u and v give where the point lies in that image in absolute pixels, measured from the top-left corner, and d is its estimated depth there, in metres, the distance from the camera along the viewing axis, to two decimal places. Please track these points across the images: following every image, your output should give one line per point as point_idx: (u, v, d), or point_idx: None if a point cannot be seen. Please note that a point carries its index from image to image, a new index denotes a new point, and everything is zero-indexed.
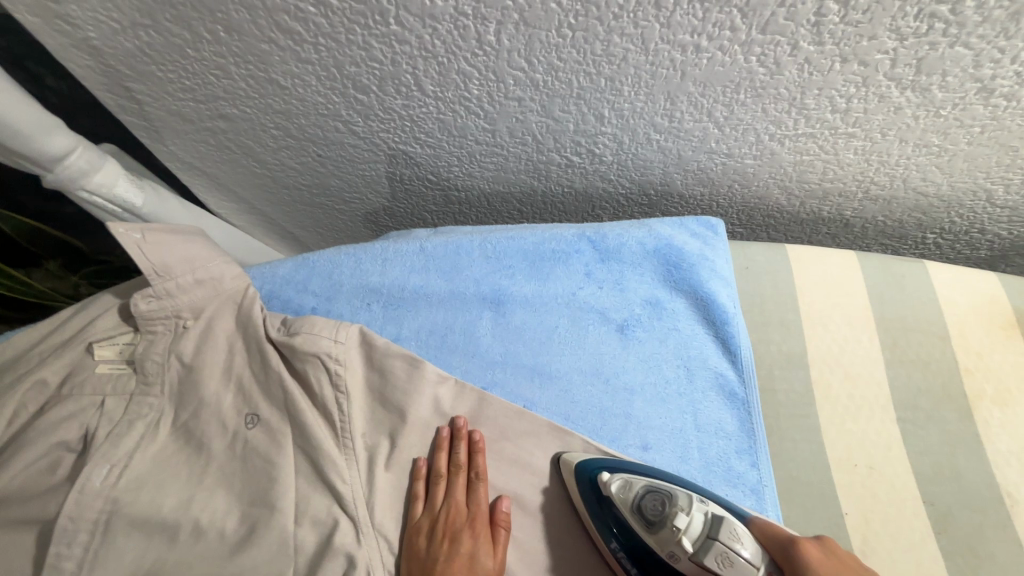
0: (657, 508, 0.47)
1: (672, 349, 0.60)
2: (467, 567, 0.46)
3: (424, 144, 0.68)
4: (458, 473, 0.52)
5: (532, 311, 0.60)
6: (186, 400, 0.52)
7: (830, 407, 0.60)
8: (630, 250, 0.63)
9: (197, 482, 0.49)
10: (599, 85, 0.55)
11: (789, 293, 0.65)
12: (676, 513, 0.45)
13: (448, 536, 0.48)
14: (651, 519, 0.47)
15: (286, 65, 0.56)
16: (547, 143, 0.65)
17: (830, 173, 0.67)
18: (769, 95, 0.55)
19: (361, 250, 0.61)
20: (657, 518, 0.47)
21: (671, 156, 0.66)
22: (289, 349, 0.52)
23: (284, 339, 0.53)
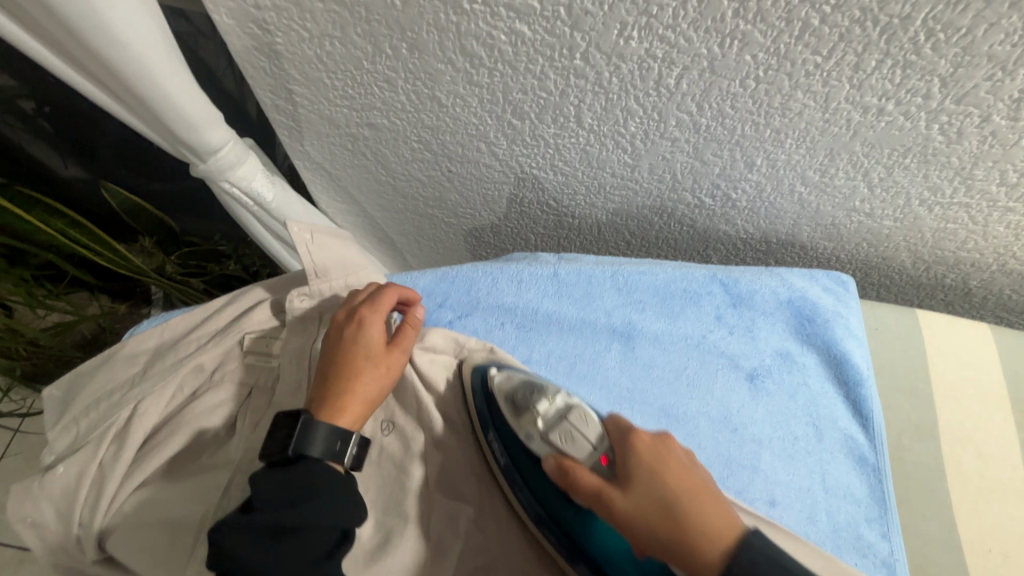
0: (527, 396, 0.51)
1: (801, 404, 0.59)
2: (365, 358, 0.50)
3: (558, 172, 0.68)
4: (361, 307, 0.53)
5: (661, 349, 0.60)
6: None
7: (962, 485, 0.58)
8: (762, 298, 0.63)
9: None
10: (762, 135, 0.55)
11: (919, 362, 0.64)
12: (538, 402, 0.50)
13: (345, 331, 0.51)
14: (519, 405, 0.51)
15: (453, 86, 0.58)
16: (684, 183, 0.66)
17: (970, 244, 0.65)
18: (936, 163, 0.54)
19: (497, 269, 0.62)
20: (525, 404, 0.50)
21: (808, 209, 0.65)
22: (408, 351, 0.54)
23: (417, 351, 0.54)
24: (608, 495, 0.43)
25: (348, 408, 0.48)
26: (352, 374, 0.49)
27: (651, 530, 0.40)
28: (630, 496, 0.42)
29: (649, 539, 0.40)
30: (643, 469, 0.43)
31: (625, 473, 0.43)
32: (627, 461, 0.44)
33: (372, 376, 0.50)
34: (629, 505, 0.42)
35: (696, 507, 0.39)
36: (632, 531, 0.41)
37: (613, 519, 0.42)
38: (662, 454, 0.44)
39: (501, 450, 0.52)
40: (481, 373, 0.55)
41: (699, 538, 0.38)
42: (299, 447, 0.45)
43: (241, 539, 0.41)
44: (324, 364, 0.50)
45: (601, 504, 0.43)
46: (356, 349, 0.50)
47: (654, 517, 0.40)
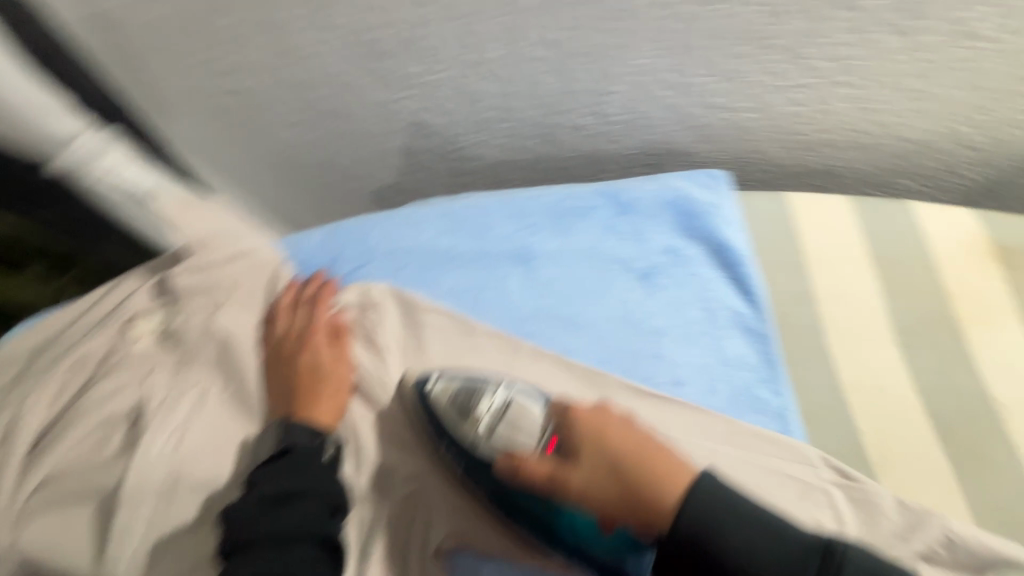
0: (467, 402, 0.51)
1: (693, 292, 0.63)
2: (313, 372, 0.51)
3: (440, 112, 0.68)
4: (292, 329, 0.54)
5: (559, 265, 0.63)
6: (232, 370, 0.52)
7: (839, 337, 0.65)
8: (645, 203, 0.66)
9: (256, 446, 0.49)
10: (614, 42, 0.59)
11: (791, 237, 0.70)
12: (478, 407, 0.51)
13: (287, 356, 0.53)
14: (460, 411, 0.51)
15: (305, 32, 0.58)
16: (559, 106, 0.68)
17: (821, 124, 0.72)
18: (767, 46, 0.60)
19: (389, 217, 0.62)
20: (465, 410, 0.51)
21: (677, 113, 0.69)
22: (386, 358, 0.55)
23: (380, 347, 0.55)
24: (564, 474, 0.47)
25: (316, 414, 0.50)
26: (313, 388, 0.51)
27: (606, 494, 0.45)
28: (581, 472, 0.47)
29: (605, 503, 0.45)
30: (592, 446, 0.47)
31: (574, 450, 0.47)
32: (573, 438, 0.48)
33: (328, 384, 0.52)
34: (583, 479, 0.46)
35: (644, 465, 0.45)
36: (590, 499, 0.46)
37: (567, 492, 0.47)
38: (605, 424, 0.48)
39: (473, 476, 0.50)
40: (419, 386, 0.53)
41: (656, 492, 0.44)
42: (287, 440, 0.47)
43: (248, 513, 0.42)
44: (282, 385, 0.51)
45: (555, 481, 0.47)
46: (305, 369, 0.51)
47: (608, 503, 0.45)
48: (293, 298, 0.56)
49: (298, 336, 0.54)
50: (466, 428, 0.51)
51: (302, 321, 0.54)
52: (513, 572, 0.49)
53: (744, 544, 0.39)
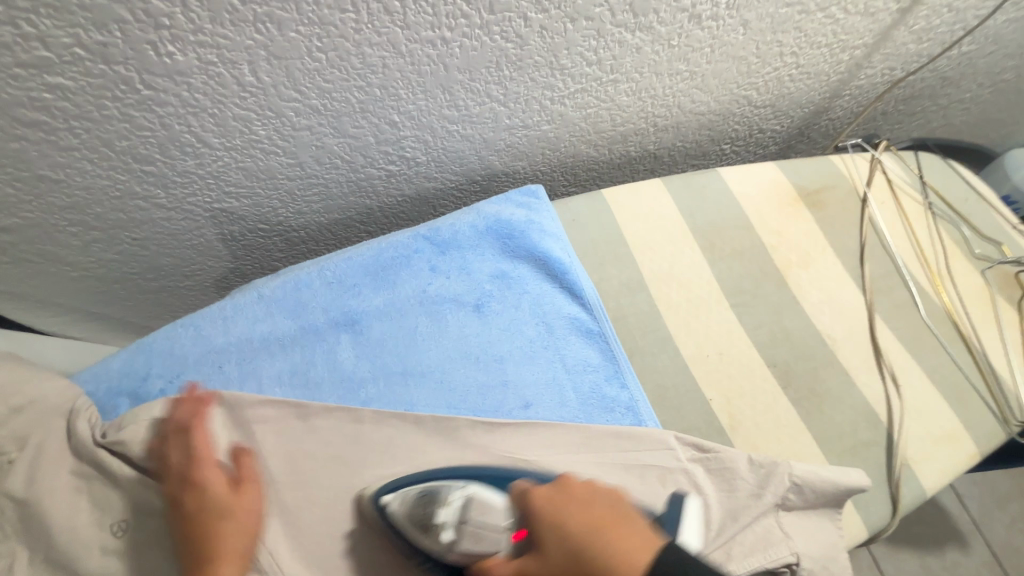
0: (423, 511, 0.49)
1: (527, 310, 0.65)
2: (210, 514, 0.48)
3: (238, 197, 0.67)
4: (177, 468, 0.49)
5: (388, 319, 0.62)
6: (36, 535, 0.48)
7: (675, 314, 0.68)
8: (464, 235, 0.67)
9: None
10: (377, 95, 0.59)
11: (615, 230, 0.72)
12: (438, 514, 0.49)
13: (175, 502, 0.48)
14: (422, 527, 0.49)
15: (49, 158, 0.55)
16: (358, 161, 0.68)
17: (617, 118, 0.76)
18: (528, 65, 0.62)
19: (198, 318, 0.60)
20: (428, 525, 0.49)
21: (476, 141, 0.71)
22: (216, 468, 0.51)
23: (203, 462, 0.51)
24: (531, 572, 0.42)
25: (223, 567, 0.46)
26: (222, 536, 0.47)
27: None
28: (543, 561, 0.41)
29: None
30: (552, 532, 0.42)
31: (539, 539, 0.42)
32: (535, 527, 0.43)
33: (231, 527, 0.48)
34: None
35: (606, 540, 0.40)
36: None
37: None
38: (565, 502, 0.44)
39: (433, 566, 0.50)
40: (376, 501, 0.51)
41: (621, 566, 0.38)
42: None
43: None
44: (183, 536, 0.47)
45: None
46: (197, 512, 0.47)
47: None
48: (239, 431, 0.53)
49: (178, 475, 0.49)
50: (429, 538, 0.49)
51: (112, 460, 0.50)
52: None
53: None
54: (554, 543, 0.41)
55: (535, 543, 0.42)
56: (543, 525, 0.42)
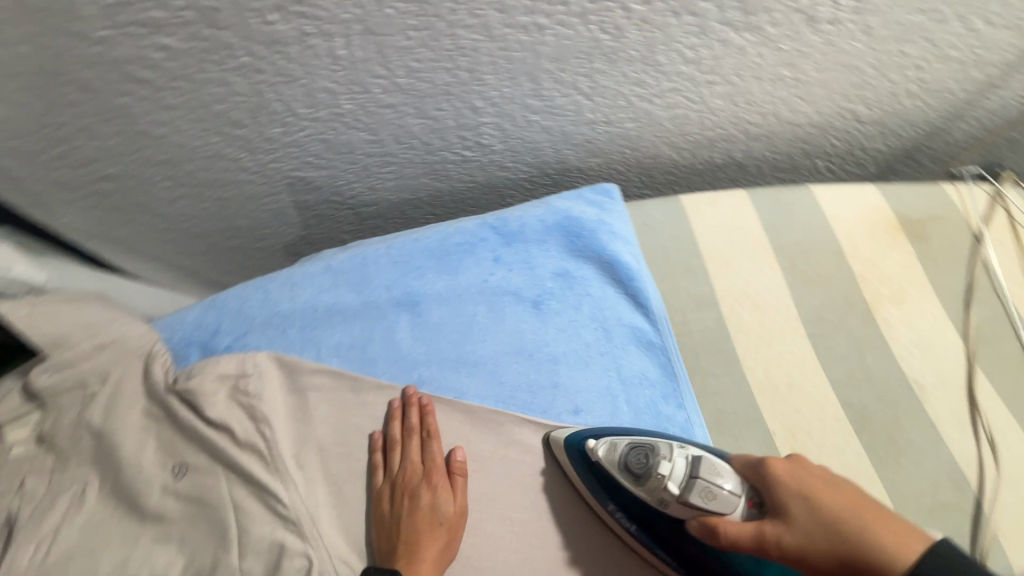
0: (642, 462, 0.49)
1: (587, 313, 0.62)
2: (430, 497, 0.51)
3: (316, 167, 0.69)
4: (409, 439, 0.54)
5: (447, 305, 0.62)
6: (106, 466, 0.51)
7: (745, 337, 0.63)
8: (532, 228, 0.66)
9: (134, 539, 0.49)
10: (463, 79, 0.58)
11: (689, 240, 0.69)
12: (659, 465, 0.48)
13: (417, 480, 0.52)
14: (638, 472, 0.50)
15: (152, 114, 0.58)
16: (434, 143, 0.67)
17: (707, 122, 0.71)
18: (621, 59, 0.59)
19: (268, 281, 0.62)
20: (644, 471, 0.49)
21: (555, 133, 0.69)
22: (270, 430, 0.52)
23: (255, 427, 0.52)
24: (774, 535, 0.43)
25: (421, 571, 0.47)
26: (414, 542, 0.48)
27: (827, 558, 0.42)
28: (792, 529, 0.43)
29: (832, 571, 0.41)
30: (801, 503, 0.44)
31: (783, 508, 0.44)
32: (774, 496, 0.45)
33: (438, 536, 0.49)
34: (798, 540, 0.42)
35: (864, 523, 0.42)
36: (811, 566, 0.42)
37: (782, 557, 0.43)
38: (808, 478, 0.45)
39: (627, 518, 0.52)
40: (580, 446, 0.54)
41: (880, 554, 0.40)
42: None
43: None
44: (392, 515, 0.51)
45: (770, 546, 0.43)
46: (416, 491, 0.51)
47: (822, 552, 0.42)
48: (400, 433, 0.55)
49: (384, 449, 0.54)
50: (643, 487, 0.49)
51: (180, 406, 0.53)
52: None
53: None
54: (800, 515, 0.43)
55: (784, 510, 0.44)
56: (789, 494, 0.44)
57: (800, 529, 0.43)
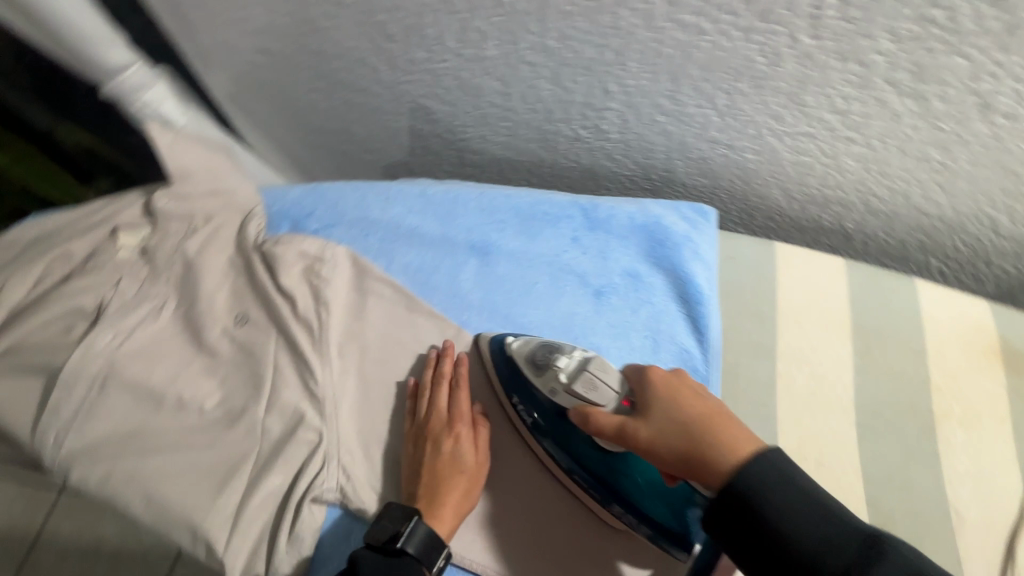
0: (543, 354, 0.54)
1: (643, 319, 0.63)
2: (455, 444, 0.53)
3: (442, 101, 0.72)
4: (437, 389, 0.56)
5: (516, 264, 0.64)
6: (185, 293, 0.58)
7: (790, 400, 0.62)
8: (619, 222, 0.66)
9: (188, 362, 0.55)
10: (606, 59, 0.59)
11: (770, 288, 0.67)
12: (557, 359, 0.53)
13: (440, 427, 0.54)
14: (539, 364, 0.54)
15: (322, 7, 0.63)
16: (556, 113, 0.69)
17: (830, 180, 0.68)
18: (768, 87, 0.57)
19: (366, 187, 0.66)
20: (543, 362, 0.54)
21: (673, 140, 0.68)
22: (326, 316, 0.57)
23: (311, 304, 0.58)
24: (633, 427, 0.47)
25: (438, 514, 0.49)
26: (436, 483, 0.51)
27: (675, 450, 0.45)
28: (649, 422, 0.47)
29: (675, 461, 0.45)
30: (661, 401, 0.48)
31: (647, 407, 0.48)
32: (647, 397, 0.49)
33: (460, 483, 0.51)
34: (656, 432, 0.46)
35: (713, 425, 0.44)
36: (663, 458, 0.46)
37: (638, 446, 0.47)
38: (679, 387, 0.48)
39: (563, 458, 0.53)
40: (499, 346, 0.58)
41: (710, 449, 0.43)
42: (404, 540, 0.45)
43: None
44: (417, 458, 0.53)
45: (629, 437, 0.48)
46: (439, 437, 0.53)
47: (671, 443, 0.45)
48: (430, 377, 0.57)
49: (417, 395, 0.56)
50: (540, 378, 0.53)
51: (261, 266, 0.59)
52: None
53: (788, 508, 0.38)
54: (665, 415, 0.47)
55: (648, 409, 0.48)
56: (659, 395, 0.48)
57: (657, 423, 0.47)
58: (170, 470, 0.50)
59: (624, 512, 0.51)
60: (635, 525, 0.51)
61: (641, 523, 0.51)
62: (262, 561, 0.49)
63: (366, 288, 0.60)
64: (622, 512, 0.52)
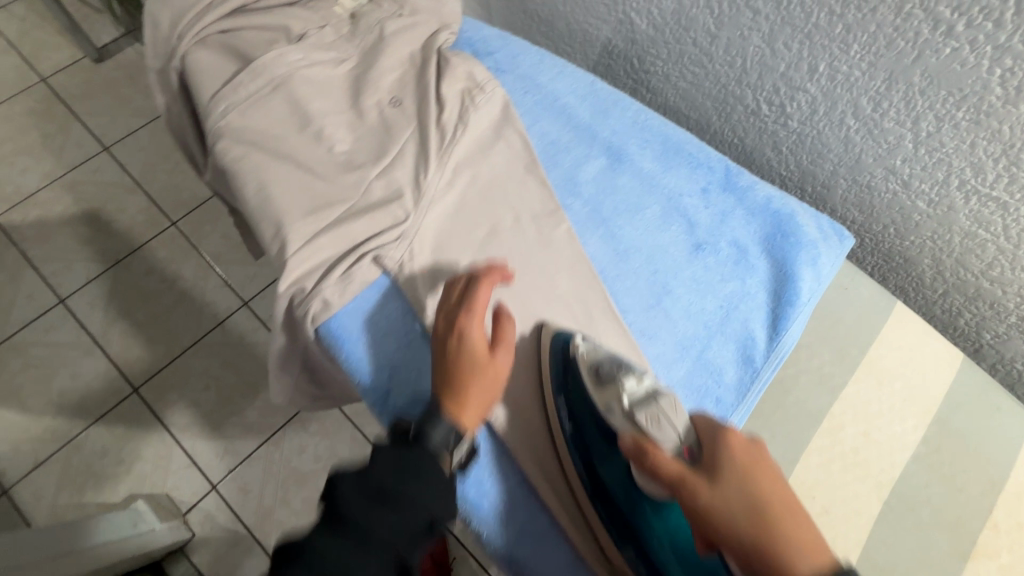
0: (613, 370, 0.49)
1: (727, 290, 0.61)
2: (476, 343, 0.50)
3: (650, 22, 0.74)
4: (473, 307, 0.51)
5: (638, 182, 0.64)
6: (365, 60, 0.65)
7: (826, 442, 0.58)
8: (754, 197, 0.64)
9: (339, 111, 0.63)
10: (832, 32, 0.57)
11: (868, 335, 0.61)
12: (625, 379, 0.48)
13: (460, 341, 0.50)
14: (603, 377, 0.49)
15: None
16: (750, 76, 0.68)
17: (997, 270, 0.62)
18: (986, 127, 0.53)
19: (547, 56, 0.70)
20: (609, 377, 0.49)
21: (850, 153, 0.65)
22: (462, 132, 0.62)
23: (454, 120, 0.62)
24: (694, 485, 0.39)
25: (468, 408, 0.48)
26: (457, 380, 0.49)
27: (738, 526, 0.36)
28: (715, 488, 0.38)
29: (735, 544, 0.36)
30: (737, 468, 0.39)
31: (715, 467, 0.39)
32: (715, 456, 0.40)
33: (484, 386, 0.49)
34: (717, 499, 0.38)
35: (791, 517, 0.36)
36: (724, 544, 0.37)
37: (692, 508, 0.38)
38: (757, 458, 0.40)
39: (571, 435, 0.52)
40: (563, 338, 0.54)
41: (790, 552, 0.35)
42: (426, 431, 0.46)
43: (363, 510, 0.40)
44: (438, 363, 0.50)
45: (682, 491, 0.39)
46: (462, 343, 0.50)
47: (735, 523, 0.37)
48: (462, 288, 0.53)
49: (456, 302, 0.52)
50: (600, 392, 0.49)
51: (433, 68, 0.64)
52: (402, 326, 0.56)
53: None
54: (734, 480, 0.38)
55: (716, 470, 0.39)
56: (734, 454, 0.40)
57: (727, 490, 0.38)
58: (287, 176, 0.58)
59: (636, 558, 0.48)
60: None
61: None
62: (312, 281, 0.55)
63: (502, 131, 0.64)
64: (635, 559, 0.48)
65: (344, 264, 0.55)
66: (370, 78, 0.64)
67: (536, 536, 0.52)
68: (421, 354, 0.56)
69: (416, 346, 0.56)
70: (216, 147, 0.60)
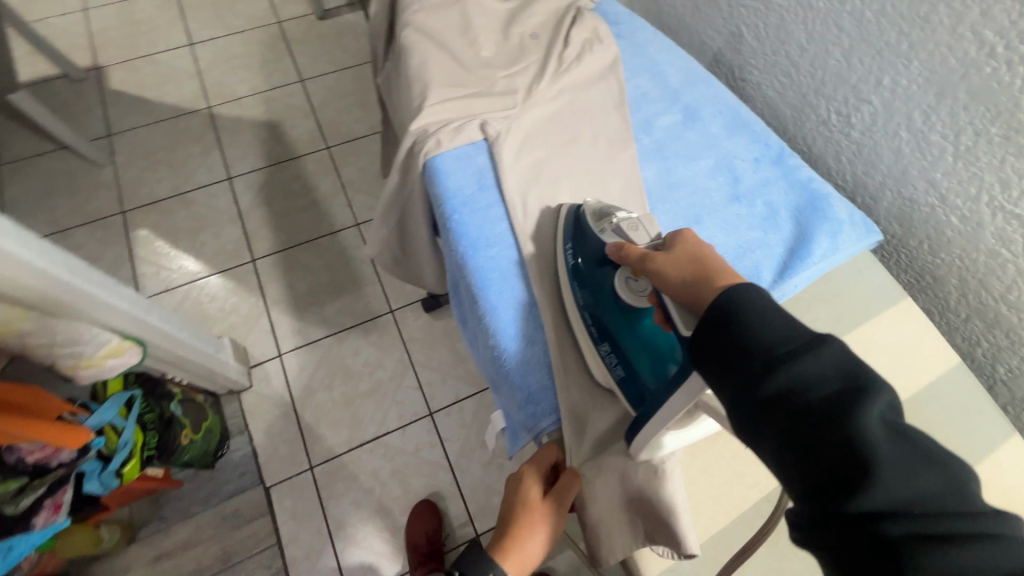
0: (606, 212, 0.66)
1: (750, 235, 0.71)
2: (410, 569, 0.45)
3: (754, 35, 0.88)
4: None
5: (701, 139, 0.78)
6: (523, 5, 0.87)
7: None
8: (797, 176, 0.75)
9: (492, 31, 0.84)
10: (898, 49, 0.68)
11: (869, 313, 0.69)
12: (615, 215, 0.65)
13: None
14: (600, 215, 0.66)
15: None
16: (826, 88, 0.80)
17: (1014, 294, 0.66)
18: (1014, 144, 0.60)
19: (660, 38, 0.87)
20: (604, 215, 0.65)
21: (899, 164, 0.74)
22: (575, 65, 0.80)
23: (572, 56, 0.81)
24: (653, 257, 0.54)
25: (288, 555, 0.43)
26: None
27: (679, 277, 0.50)
28: (669, 256, 0.53)
29: (677, 286, 0.50)
30: (688, 245, 0.53)
31: (672, 247, 0.54)
32: (675, 242, 0.54)
33: None
34: (669, 262, 0.52)
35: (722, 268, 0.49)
36: (671, 290, 0.51)
37: (651, 272, 0.53)
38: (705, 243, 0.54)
39: (575, 286, 0.66)
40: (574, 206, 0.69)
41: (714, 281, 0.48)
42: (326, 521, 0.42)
43: None
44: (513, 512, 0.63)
45: (646, 263, 0.54)
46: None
47: (680, 273, 0.50)
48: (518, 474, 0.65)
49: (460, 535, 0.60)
50: (596, 222, 0.65)
51: (570, 19, 0.84)
52: (484, 176, 0.73)
53: (770, 332, 0.40)
54: (684, 251, 0.53)
55: (673, 247, 0.54)
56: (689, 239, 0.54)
57: (678, 255, 0.52)
58: (441, 59, 0.79)
59: (609, 352, 0.62)
60: (614, 366, 0.62)
61: (618, 367, 0.62)
62: (434, 128, 0.75)
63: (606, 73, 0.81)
64: (608, 354, 0.63)
65: (460, 124, 0.75)
66: (521, 15, 0.85)
67: (530, 342, 0.66)
68: (490, 198, 0.72)
69: (487, 191, 0.73)
70: (402, 32, 0.83)
